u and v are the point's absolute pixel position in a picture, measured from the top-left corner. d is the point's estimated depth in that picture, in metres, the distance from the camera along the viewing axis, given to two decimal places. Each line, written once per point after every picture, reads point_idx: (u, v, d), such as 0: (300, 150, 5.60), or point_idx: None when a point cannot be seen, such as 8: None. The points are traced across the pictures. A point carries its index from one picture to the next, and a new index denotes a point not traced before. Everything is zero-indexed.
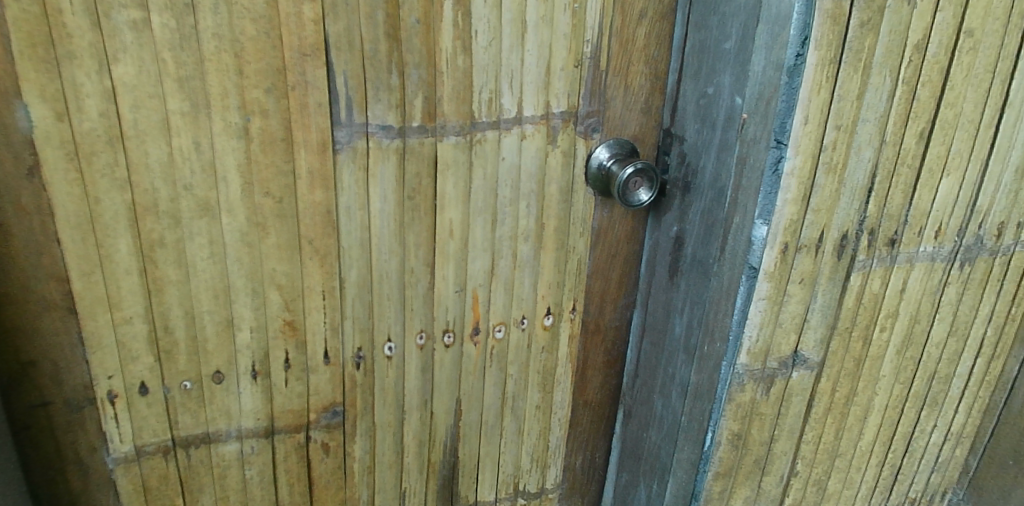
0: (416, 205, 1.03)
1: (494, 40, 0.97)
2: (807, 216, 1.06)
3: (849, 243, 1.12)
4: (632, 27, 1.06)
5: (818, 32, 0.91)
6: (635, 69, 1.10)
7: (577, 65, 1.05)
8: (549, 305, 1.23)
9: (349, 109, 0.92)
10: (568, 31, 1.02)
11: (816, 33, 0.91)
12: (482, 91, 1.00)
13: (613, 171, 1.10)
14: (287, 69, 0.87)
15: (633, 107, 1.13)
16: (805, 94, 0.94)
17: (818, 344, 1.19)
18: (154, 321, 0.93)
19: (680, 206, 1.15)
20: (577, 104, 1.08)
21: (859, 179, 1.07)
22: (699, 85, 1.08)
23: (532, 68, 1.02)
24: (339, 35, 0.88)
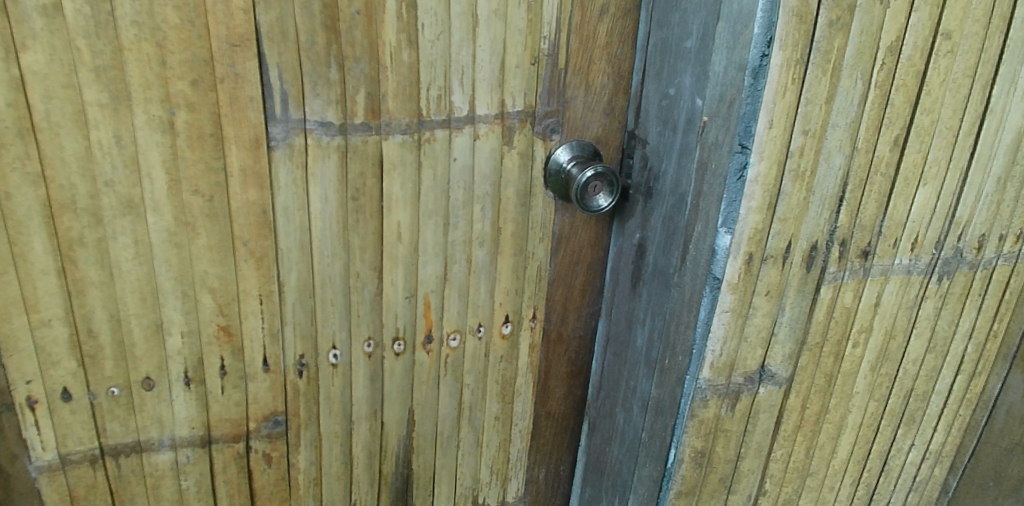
0: (361, 207, 0.98)
1: (442, 34, 0.92)
2: (774, 225, 1.00)
3: (819, 255, 1.07)
4: (592, 23, 1.02)
5: (783, 31, 0.86)
6: (597, 68, 1.05)
7: (534, 62, 1.01)
8: (507, 313, 1.18)
9: (284, 104, 0.88)
10: (522, 27, 0.97)
11: (781, 31, 0.86)
12: (431, 87, 0.95)
13: (572, 174, 1.05)
14: (216, 60, 0.83)
15: (595, 108, 1.08)
16: (770, 96, 0.90)
17: (787, 359, 1.14)
18: (75, 325, 0.88)
19: (642, 212, 1.09)
20: (534, 103, 1.03)
21: (829, 187, 1.02)
22: (662, 85, 1.03)
23: (484, 65, 0.97)
24: (271, 26, 0.84)
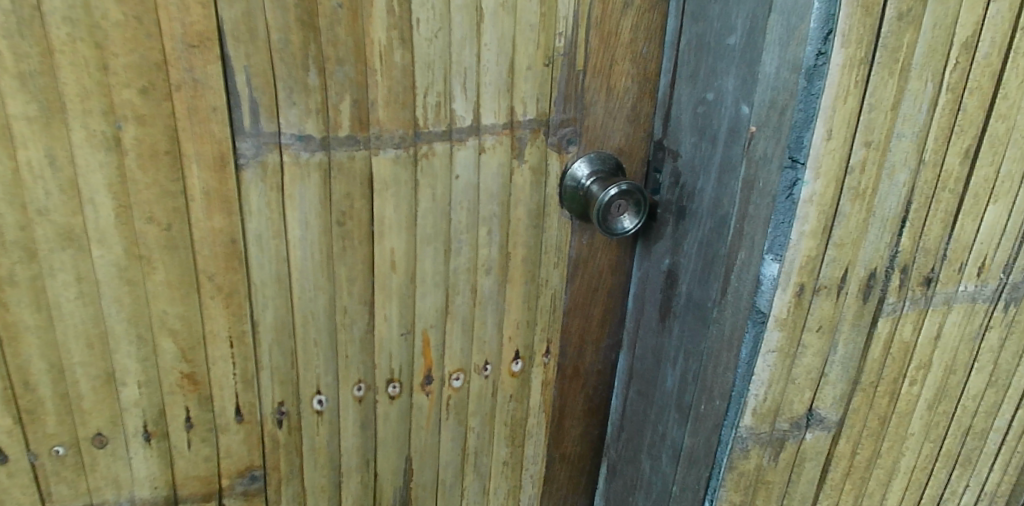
0: (347, 233, 0.84)
1: (442, 30, 0.78)
2: (828, 251, 0.87)
3: (876, 284, 0.93)
4: (615, 18, 0.87)
5: (846, 24, 0.72)
6: (620, 69, 0.91)
7: (548, 63, 0.87)
8: (516, 348, 1.04)
9: (254, 115, 0.74)
10: (534, 22, 0.83)
11: (844, 24, 0.71)
12: (428, 93, 0.81)
13: (593, 193, 0.92)
14: (170, 64, 0.69)
15: (618, 116, 0.94)
16: (829, 101, 0.75)
17: (838, 401, 1.00)
18: (9, 377, 0.74)
19: (673, 235, 0.95)
20: (548, 111, 0.89)
21: (891, 207, 0.88)
22: (697, 89, 0.88)
23: (491, 67, 0.83)
24: (236, 22, 0.70)
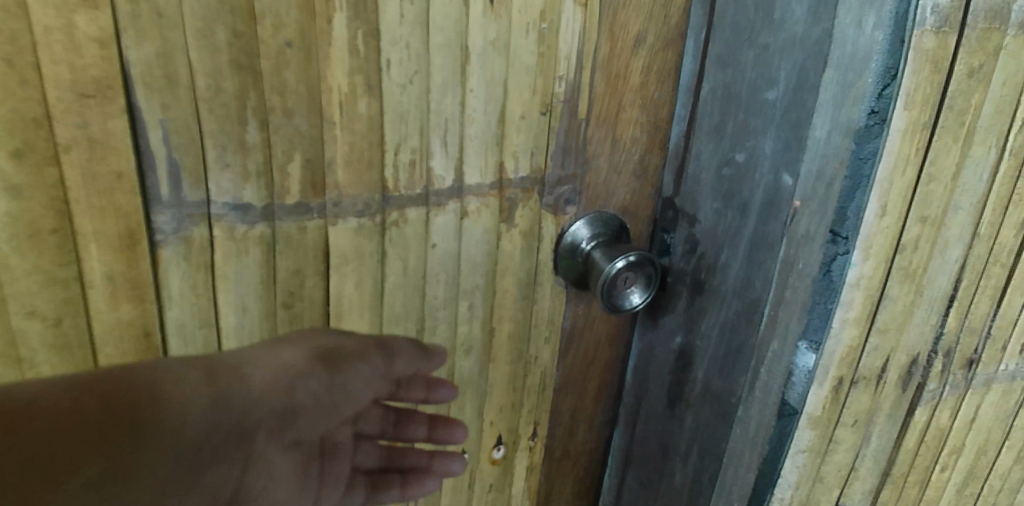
0: (297, 317, 0.68)
1: (418, 73, 0.63)
2: (870, 339, 0.74)
3: (917, 370, 0.80)
4: (625, 59, 0.73)
5: (910, 81, 0.57)
6: (629, 117, 0.76)
7: (545, 111, 0.72)
8: (499, 433, 0.89)
9: (175, 180, 0.58)
10: (529, 63, 0.68)
11: (906, 81, 0.58)
12: (399, 149, 0.65)
13: (594, 261, 0.77)
14: (56, 118, 0.52)
15: (624, 170, 0.79)
16: (885, 169, 0.61)
17: (866, 495, 0.87)
18: None
19: (687, 312, 0.80)
20: (543, 166, 0.75)
21: (940, 286, 0.75)
22: (722, 147, 0.73)
23: (477, 116, 0.68)
24: (149, 65, 0.54)
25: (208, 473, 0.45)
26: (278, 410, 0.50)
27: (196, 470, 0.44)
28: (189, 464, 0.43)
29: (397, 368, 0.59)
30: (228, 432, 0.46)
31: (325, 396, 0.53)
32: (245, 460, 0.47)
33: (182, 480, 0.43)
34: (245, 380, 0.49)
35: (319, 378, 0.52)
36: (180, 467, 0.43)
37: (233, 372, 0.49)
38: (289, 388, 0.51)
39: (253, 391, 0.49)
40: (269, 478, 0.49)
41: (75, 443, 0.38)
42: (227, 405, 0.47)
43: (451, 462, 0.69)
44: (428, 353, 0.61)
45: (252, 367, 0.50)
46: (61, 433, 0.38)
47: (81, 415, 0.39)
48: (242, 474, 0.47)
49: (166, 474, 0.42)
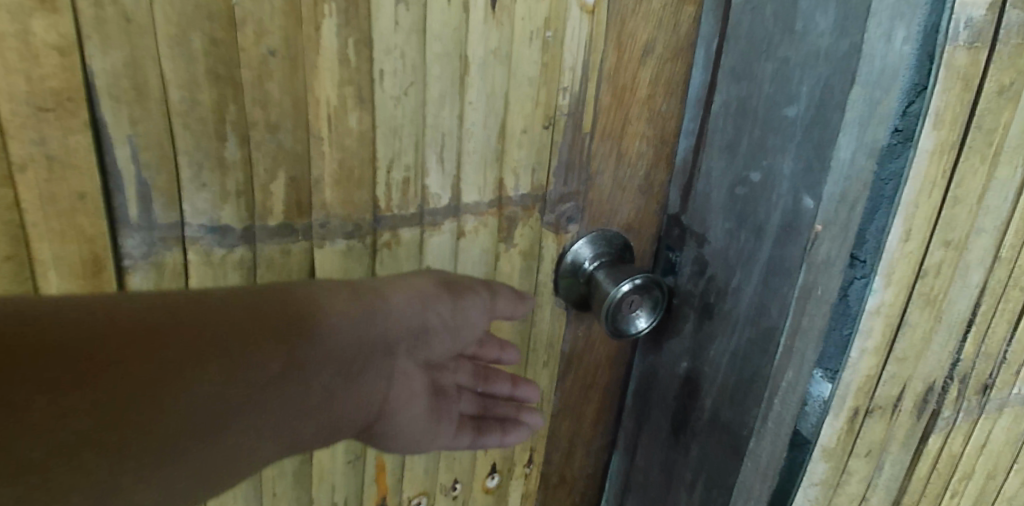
0: None
1: (414, 85, 0.58)
2: (888, 368, 0.70)
3: (933, 397, 0.76)
4: (633, 70, 0.68)
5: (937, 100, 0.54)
6: (636, 131, 0.72)
7: (548, 125, 0.67)
8: (493, 461, 0.84)
9: (145, 201, 0.52)
10: (532, 74, 0.64)
11: (933, 101, 0.54)
12: (392, 166, 0.61)
13: (598, 282, 0.73)
14: (10, 134, 0.47)
15: (630, 186, 0.75)
16: (909, 192, 0.58)
17: None
18: None
19: (695, 337, 0.75)
20: (545, 182, 0.70)
21: (959, 311, 0.72)
22: (735, 165, 0.68)
23: (477, 130, 0.63)
24: (116, 75, 0.48)
25: (356, 385, 0.51)
26: (410, 332, 0.55)
27: (342, 383, 0.50)
28: (344, 370, 0.50)
29: (505, 310, 0.62)
30: (367, 353, 0.52)
31: (452, 322, 0.58)
32: (388, 378, 0.54)
33: (330, 390, 0.49)
34: (381, 307, 0.54)
35: (444, 309, 0.58)
36: (338, 375, 0.50)
37: (374, 297, 0.54)
38: (417, 316, 0.56)
39: (389, 316, 0.54)
40: (406, 395, 0.56)
41: (261, 335, 0.45)
42: (367, 327, 0.52)
43: (528, 416, 0.69)
44: (523, 297, 0.64)
45: (389, 295, 0.55)
46: (248, 330, 0.45)
47: (251, 326, 0.45)
48: (387, 388, 0.54)
49: (312, 383, 0.48)
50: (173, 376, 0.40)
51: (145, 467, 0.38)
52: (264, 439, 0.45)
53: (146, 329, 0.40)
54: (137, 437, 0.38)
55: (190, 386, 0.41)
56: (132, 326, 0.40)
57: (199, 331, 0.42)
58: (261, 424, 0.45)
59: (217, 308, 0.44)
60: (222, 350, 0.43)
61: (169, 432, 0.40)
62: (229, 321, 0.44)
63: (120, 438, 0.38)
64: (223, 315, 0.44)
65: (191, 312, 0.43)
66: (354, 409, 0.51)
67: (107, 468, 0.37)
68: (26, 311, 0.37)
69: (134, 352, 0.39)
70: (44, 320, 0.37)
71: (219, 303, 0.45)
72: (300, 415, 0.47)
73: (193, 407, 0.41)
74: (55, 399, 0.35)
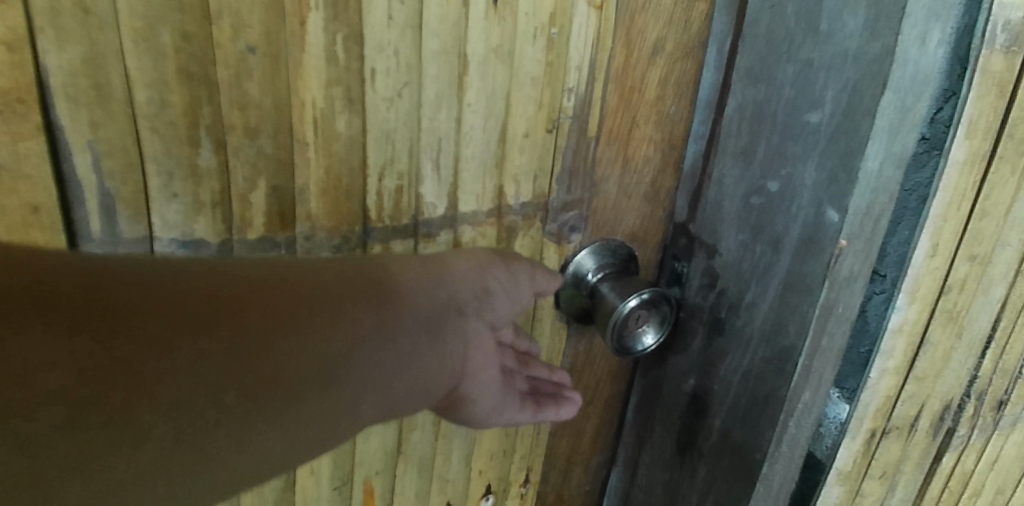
0: None
1: (408, 85, 0.53)
2: (906, 387, 0.66)
3: (949, 416, 0.73)
4: (642, 70, 0.64)
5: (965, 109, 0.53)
6: (643, 135, 0.67)
7: (551, 128, 0.62)
8: (488, 481, 0.79)
9: (109, 213, 0.47)
10: (536, 74, 0.59)
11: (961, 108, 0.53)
12: (383, 173, 0.56)
13: (602, 295, 0.68)
14: None
15: (635, 193, 0.70)
16: None
17: None
18: None
19: (703, 352, 0.72)
20: (546, 190, 0.65)
21: (980, 327, 0.68)
22: (751, 173, 0.63)
23: (475, 134, 0.59)
24: (74, 73, 0.43)
25: (437, 352, 0.47)
26: (478, 293, 0.52)
27: (425, 349, 0.46)
28: (434, 324, 0.47)
29: (543, 284, 0.59)
30: (442, 318, 0.48)
31: (515, 284, 0.56)
32: (462, 344, 0.50)
33: (414, 356, 0.45)
34: (446, 273, 0.50)
35: (499, 274, 0.55)
36: (431, 329, 0.47)
37: (436, 263, 0.50)
38: (478, 281, 0.53)
39: (455, 282, 0.51)
40: (473, 364, 0.52)
41: (353, 287, 0.42)
42: (437, 292, 0.48)
43: (566, 398, 0.66)
44: (552, 276, 0.60)
45: (449, 261, 0.52)
46: (340, 281, 0.42)
47: (329, 289, 0.40)
48: (462, 355, 0.50)
49: (407, 340, 0.44)
50: (261, 341, 0.35)
51: (236, 444, 0.34)
52: (352, 410, 0.41)
53: (225, 292, 0.35)
54: (230, 409, 0.33)
55: (281, 351, 0.36)
56: (208, 287, 0.35)
57: (280, 293, 0.38)
58: (350, 394, 0.40)
59: (291, 270, 0.40)
60: (307, 313, 0.38)
61: (259, 402, 0.35)
62: (307, 283, 0.40)
63: (212, 411, 0.33)
64: (301, 277, 0.40)
65: (288, 271, 0.40)
66: (435, 378, 0.47)
67: (199, 446, 0.32)
68: (87, 270, 0.31)
69: (214, 316, 0.34)
70: (113, 280, 0.31)
71: (290, 265, 0.40)
72: (387, 385, 0.43)
73: (284, 375, 0.36)
74: (138, 369, 0.30)
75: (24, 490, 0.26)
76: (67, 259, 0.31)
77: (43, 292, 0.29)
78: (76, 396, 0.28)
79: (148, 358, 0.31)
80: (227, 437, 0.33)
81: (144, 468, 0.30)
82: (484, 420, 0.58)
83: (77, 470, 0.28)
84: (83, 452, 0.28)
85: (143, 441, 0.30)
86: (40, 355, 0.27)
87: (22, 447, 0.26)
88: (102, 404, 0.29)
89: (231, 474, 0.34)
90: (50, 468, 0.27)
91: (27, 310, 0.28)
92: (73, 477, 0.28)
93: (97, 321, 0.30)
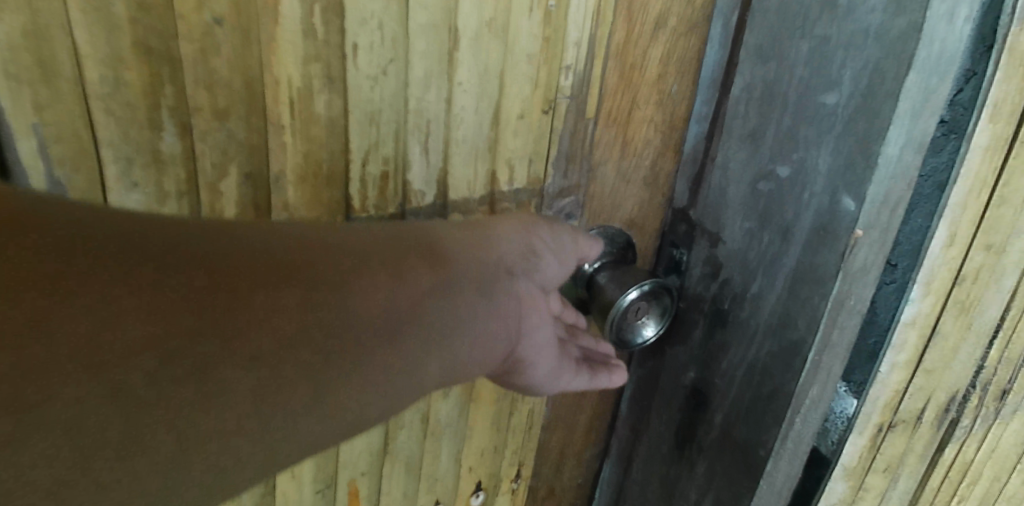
0: None
1: (393, 62, 0.49)
2: (915, 380, 0.64)
3: (954, 407, 0.71)
4: (643, 47, 0.59)
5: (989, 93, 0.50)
6: (643, 117, 0.63)
7: (548, 109, 0.58)
8: (479, 479, 0.76)
9: None
10: (531, 51, 0.54)
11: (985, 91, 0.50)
12: (367, 159, 0.51)
13: (599, 286, 0.65)
14: None
15: (634, 178, 0.67)
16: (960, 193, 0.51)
17: None
18: None
19: (704, 344, 0.68)
20: (542, 175, 0.61)
21: (990, 318, 0.66)
22: (759, 158, 0.60)
23: (467, 116, 0.54)
24: (13, 47, 0.37)
25: (491, 314, 0.46)
26: (524, 255, 0.52)
27: (479, 311, 0.45)
28: (490, 288, 0.47)
29: (587, 250, 0.59)
30: (494, 280, 0.48)
31: (557, 248, 0.55)
32: (517, 306, 0.49)
33: (469, 319, 0.44)
34: (491, 237, 0.50)
35: (545, 236, 0.55)
36: (488, 293, 0.46)
37: (481, 227, 0.50)
38: (525, 244, 0.53)
39: (501, 246, 0.50)
40: (529, 327, 0.52)
41: (410, 250, 0.42)
42: (484, 255, 0.48)
43: (615, 365, 0.63)
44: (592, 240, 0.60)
45: (495, 226, 0.51)
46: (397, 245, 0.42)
47: (382, 252, 0.40)
48: (516, 318, 0.49)
49: (464, 303, 0.44)
50: (325, 300, 0.35)
51: (306, 403, 0.34)
52: (420, 366, 0.41)
53: (286, 252, 0.35)
54: (297, 367, 0.33)
55: (343, 311, 0.36)
56: (271, 246, 0.34)
57: (337, 254, 0.37)
58: (412, 355, 0.40)
59: (344, 234, 0.40)
60: (364, 272, 0.38)
61: (326, 361, 0.35)
62: (360, 245, 0.39)
63: (281, 369, 0.32)
64: (354, 240, 0.39)
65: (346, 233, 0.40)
66: (491, 342, 0.47)
67: (271, 402, 0.32)
68: (164, 227, 0.31)
69: (278, 274, 0.33)
70: (180, 236, 0.31)
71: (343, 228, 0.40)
72: (446, 348, 0.42)
73: (348, 335, 0.36)
74: (219, 318, 0.30)
75: (110, 435, 0.27)
76: (135, 216, 0.31)
77: (112, 245, 0.28)
78: (150, 348, 0.28)
79: (218, 313, 0.30)
80: (295, 397, 0.33)
81: (226, 417, 0.30)
82: (540, 386, 0.57)
83: (157, 423, 0.28)
84: (161, 405, 0.28)
85: (219, 397, 0.30)
86: (116, 305, 0.27)
87: (101, 398, 0.26)
88: (179, 357, 0.28)
89: (302, 434, 0.34)
90: (129, 420, 0.27)
91: (101, 261, 0.27)
92: (152, 430, 0.28)
93: (168, 274, 0.29)
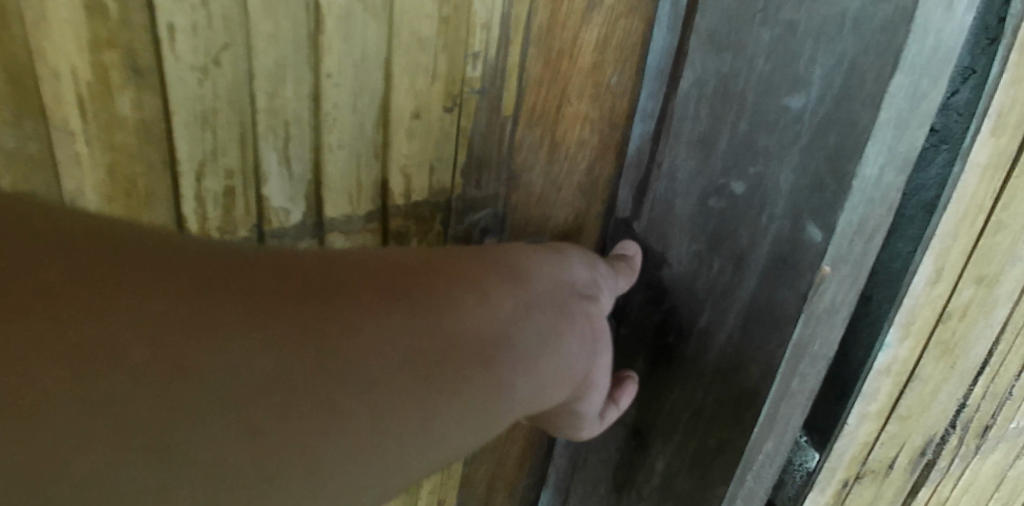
0: None
1: (228, 49, 0.37)
2: (888, 428, 0.55)
3: (930, 449, 0.62)
4: (571, 29, 0.48)
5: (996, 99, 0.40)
6: (576, 114, 0.52)
7: (451, 106, 0.47)
8: None
9: None
10: (425, 33, 0.43)
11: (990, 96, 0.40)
12: (203, 171, 0.40)
13: None
14: None
15: (566, 185, 0.56)
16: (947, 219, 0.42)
17: None
18: None
19: (647, 378, 0.59)
20: (449, 184, 0.50)
21: (977, 355, 0.56)
22: (709, 169, 0.49)
23: (342, 115, 0.43)
24: None
25: (564, 333, 0.39)
26: (590, 284, 0.45)
27: (556, 328, 0.38)
28: (565, 308, 0.40)
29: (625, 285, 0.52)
30: (564, 298, 0.41)
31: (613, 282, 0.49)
32: (591, 329, 0.42)
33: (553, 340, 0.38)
34: (554, 263, 0.43)
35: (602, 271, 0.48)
36: (563, 311, 0.40)
37: (543, 252, 0.43)
38: (582, 270, 0.45)
39: (563, 270, 0.43)
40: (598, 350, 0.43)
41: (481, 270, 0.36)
42: (551, 278, 0.41)
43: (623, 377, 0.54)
44: (624, 255, 0.54)
45: (553, 251, 0.44)
46: (466, 263, 0.36)
47: (454, 269, 0.34)
48: (589, 350, 0.42)
49: (544, 321, 0.37)
50: (388, 316, 0.29)
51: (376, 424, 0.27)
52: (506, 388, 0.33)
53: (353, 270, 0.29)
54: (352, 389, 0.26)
55: (429, 329, 0.30)
56: (338, 267, 0.29)
57: (411, 272, 0.32)
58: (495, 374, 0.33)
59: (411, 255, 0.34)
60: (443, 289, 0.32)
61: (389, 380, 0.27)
62: (432, 263, 0.34)
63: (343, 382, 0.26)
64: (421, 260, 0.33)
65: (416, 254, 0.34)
66: (571, 363, 0.39)
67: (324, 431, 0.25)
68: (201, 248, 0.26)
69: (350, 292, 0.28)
70: (217, 255, 0.26)
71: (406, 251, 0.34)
72: (539, 371, 0.36)
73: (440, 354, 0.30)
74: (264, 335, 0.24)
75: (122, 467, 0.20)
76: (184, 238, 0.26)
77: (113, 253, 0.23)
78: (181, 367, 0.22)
79: (287, 332, 0.25)
80: (390, 419, 0.27)
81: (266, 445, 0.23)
82: (578, 427, 0.49)
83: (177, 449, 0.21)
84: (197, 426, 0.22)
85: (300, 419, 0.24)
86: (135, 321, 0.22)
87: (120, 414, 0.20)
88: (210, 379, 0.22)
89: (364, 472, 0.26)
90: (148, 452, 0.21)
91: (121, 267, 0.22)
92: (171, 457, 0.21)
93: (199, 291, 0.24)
